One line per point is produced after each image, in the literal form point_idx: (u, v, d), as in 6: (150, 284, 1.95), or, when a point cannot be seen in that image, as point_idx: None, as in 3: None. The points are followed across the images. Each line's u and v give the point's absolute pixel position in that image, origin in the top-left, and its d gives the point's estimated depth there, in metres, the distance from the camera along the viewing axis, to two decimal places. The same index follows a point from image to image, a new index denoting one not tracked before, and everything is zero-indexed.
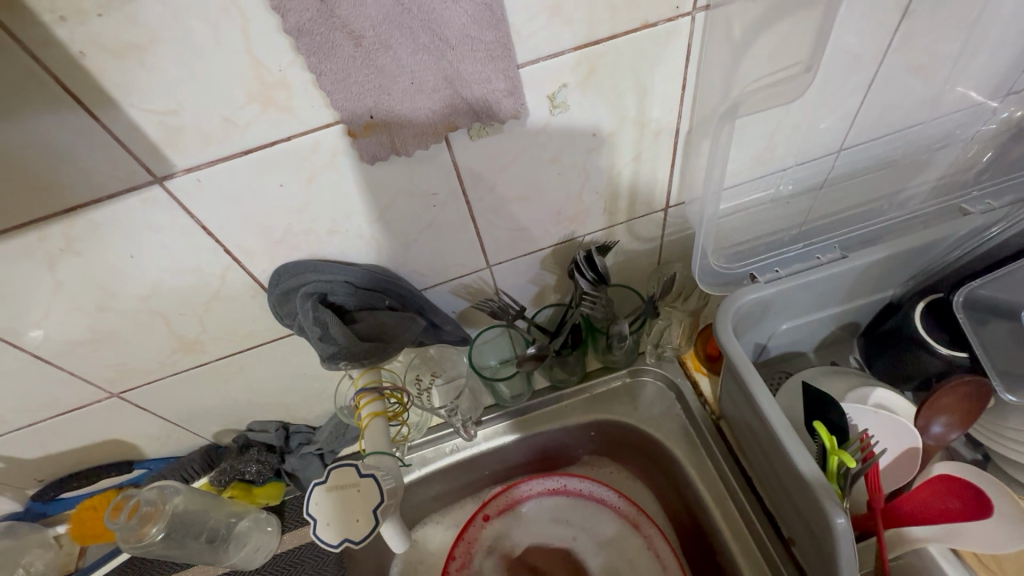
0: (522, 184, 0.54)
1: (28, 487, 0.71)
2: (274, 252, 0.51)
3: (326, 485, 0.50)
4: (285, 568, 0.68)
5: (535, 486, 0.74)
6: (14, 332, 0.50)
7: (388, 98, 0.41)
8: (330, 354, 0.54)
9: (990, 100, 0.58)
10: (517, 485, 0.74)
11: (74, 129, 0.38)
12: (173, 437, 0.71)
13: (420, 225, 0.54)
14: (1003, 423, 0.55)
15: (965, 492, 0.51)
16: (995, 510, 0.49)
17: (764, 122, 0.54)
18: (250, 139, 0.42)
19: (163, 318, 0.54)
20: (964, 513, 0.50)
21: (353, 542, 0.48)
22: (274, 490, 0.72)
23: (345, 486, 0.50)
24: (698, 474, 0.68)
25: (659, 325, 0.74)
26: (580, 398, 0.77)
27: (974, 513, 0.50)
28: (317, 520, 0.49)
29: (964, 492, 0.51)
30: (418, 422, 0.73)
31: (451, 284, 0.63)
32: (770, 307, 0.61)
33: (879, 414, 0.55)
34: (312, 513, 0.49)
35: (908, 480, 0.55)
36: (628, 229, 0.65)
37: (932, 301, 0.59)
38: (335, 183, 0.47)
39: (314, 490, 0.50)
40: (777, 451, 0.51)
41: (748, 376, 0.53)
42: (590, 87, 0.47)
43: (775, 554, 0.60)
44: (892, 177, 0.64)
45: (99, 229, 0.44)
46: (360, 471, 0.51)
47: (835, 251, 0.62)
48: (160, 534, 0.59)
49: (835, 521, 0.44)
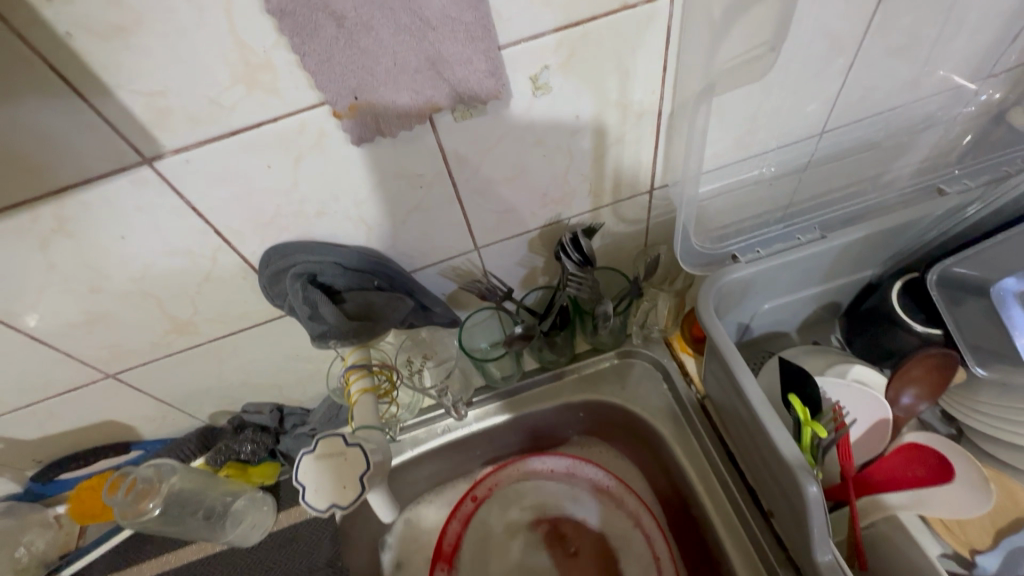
0: (508, 166, 0.55)
1: (27, 468, 0.73)
2: (264, 232, 0.52)
3: (314, 454, 0.52)
4: (285, 542, 0.71)
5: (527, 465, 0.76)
6: (9, 313, 0.51)
7: (372, 79, 0.41)
8: (319, 333, 0.56)
9: (969, 82, 0.59)
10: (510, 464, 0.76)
11: (63, 110, 0.39)
12: (169, 419, 0.73)
13: (408, 206, 0.55)
14: (973, 397, 0.57)
15: (928, 459, 0.54)
16: (957, 475, 0.52)
17: (746, 105, 0.55)
18: (237, 120, 0.43)
19: (155, 299, 0.55)
20: (928, 479, 0.53)
21: (341, 507, 0.50)
22: (268, 470, 0.74)
23: (332, 454, 0.52)
24: (684, 451, 0.70)
25: (645, 306, 0.76)
26: (568, 379, 0.78)
27: (938, 479, 0.52)
28: (306, 487, 0.50)
29: (927, 459, 0.54)
30: (409, 403, 0.75)
31: (440, 266, 0.64)
32: (751, 287, 0.62)
33: (850, 385, 0.57)
34: (301, 480, 0.51)
35: (883, 449, 0.57)
36: (614, 211, 0.66)
37: (909, 280, 0.60)
38: (321, 163, 0.48)
39: (302, 458, 0.51)
40: (756, 424, 0.52)
41: (730, 355, 0.54)
42: (572, 69, 0.48)
43: (756, 528, 0.61)
44: (874, 160, 0.65)
45: (90, 210, 0.45)
46: (345, 440, 0.53)
47: (816, 232, 0.64)
48: (156, 510, 0.62)
49: (807, 490, 0.46)
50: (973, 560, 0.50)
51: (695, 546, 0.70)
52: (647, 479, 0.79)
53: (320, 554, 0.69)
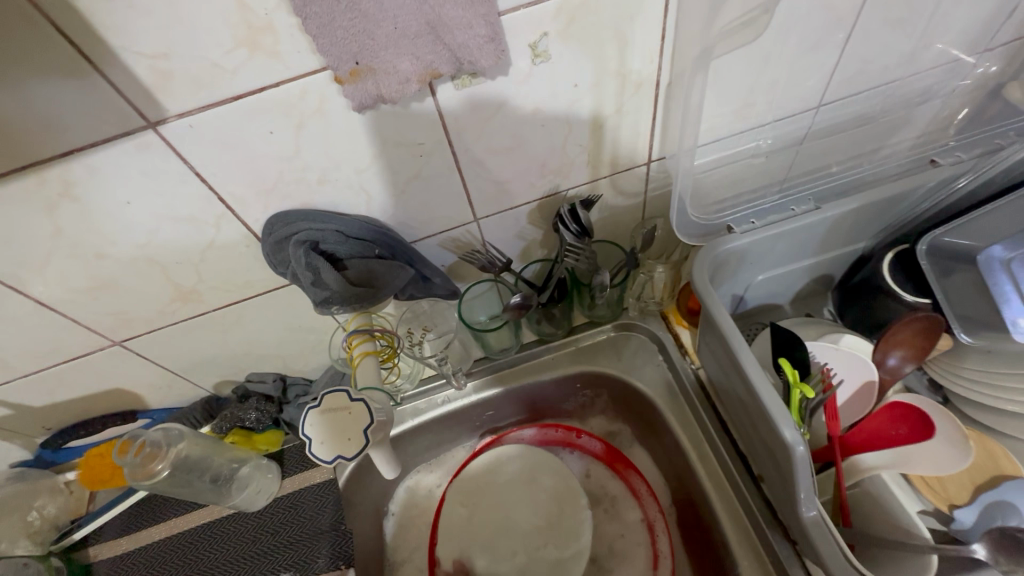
0: (507, 135, 0.56)
1: (37, 435, 0.75)
2: (267, 200, 0.53)
3: (319, 409, 0.54)
4: (286, 508, 0.73)
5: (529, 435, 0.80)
6: (17, 279, 0.52)
7: (372, 44, 0.42)
8: (322, 299, 0.58)
9: (967, 56, 0.59)
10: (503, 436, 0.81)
11: (67, 72, 0.39)
12: (175, 387, 0.74)
13: (408, 175, 0.56)
14: (959, 364, 0.59)
15: (915, 419, 0.55)
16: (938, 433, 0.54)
17: (744, 75, 0.55)
18: (239, 84, 0.43)
19: (160, 266, 0.56)
20: (911, 438, 0.54)
21: (345, 458, 0.52)
22: (273, 437, 0.76)
23: (337, 409, 0.54)
24: (680, 422, 0.72)
25: (641, 279, 0.76)
26: (565, 351, 0.80)
27: (920, 436, 0.54)
28: (312, 439, 0.52)
29: (912, 418, 0.56)
30: (410, 373, 0.76)
31: (439, 237, 0.65)
32: (745, 258, 0.63)
33: (838, 349, 0.58)
34: (306, 433, 0.53)
35: (872, 407, 0.58)
36: (612, 183, 0.67)
37: (900, 252, 0.62)
38: (324, 129, 0.48)
39: (307, 412, 0.54)
40: (745, 387, 0.54)
41: (724, 323, 0.55)
42: (571, 36, 0.48)
43: (745, 491, 0.64)
44: (871, 134, 0.65)
45: (96, 176, 0.46)
46: (350, 396, 0.55)
47: (809, 203, 0.65)
48: (166, 471, 0.63)
49: (794, 449, 0.47)
50: (951, 514, 0.52)
51: (688, 513, 0.72)
52: (648, 457, 0.81)
53: (324, 518, 0.71)
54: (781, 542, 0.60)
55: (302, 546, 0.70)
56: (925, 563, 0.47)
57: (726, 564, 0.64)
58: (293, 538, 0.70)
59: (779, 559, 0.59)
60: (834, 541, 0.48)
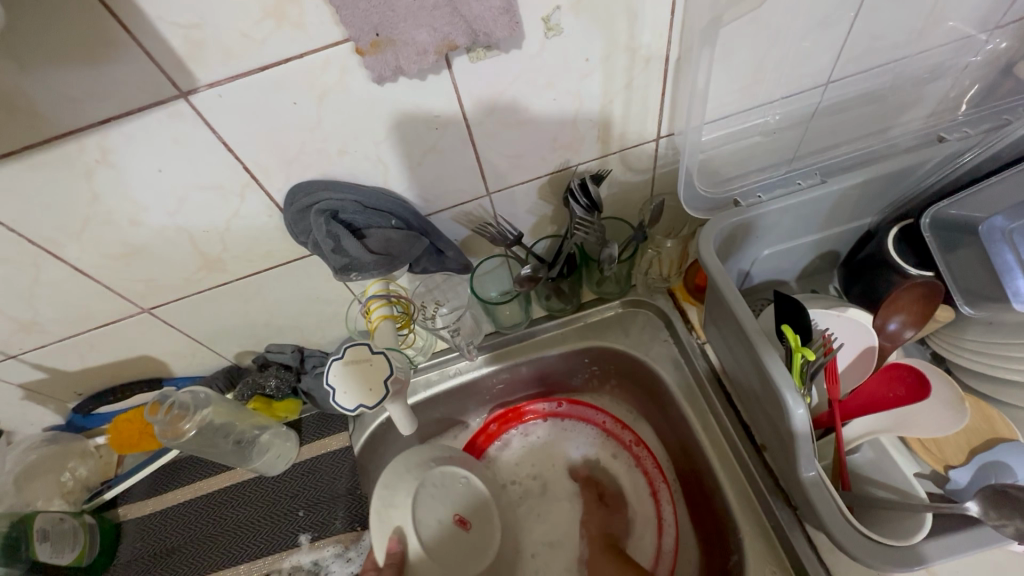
0: (520, 109, 0.57)
1: (69, 400, 0.78)
2: (289, 170, 0.55)
3: (343, 360, 0.59)
4: (304, 474, 0.76)
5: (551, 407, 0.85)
6: (55, 243, 0.55)
7: (392, 15, 0.44)
8: (341, 266, 0.60)
9: (979, 32, 0.60)
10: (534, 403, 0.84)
11: (106, 42, 0.42)
12: (198, 356, 0.77)
13: (424, 148, 0.58)
14: (960, 335, 0.61)
15: (909, 377, 0.56)
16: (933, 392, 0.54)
17: (752, 50, 0.56)
18: (266, 55, 0.45)
19: (188, 235, 0.59)
20: (908, 399, 0.55)
21: (368, 406, 0.58)
22: (292, 406, 0.78)
23: (359, 360, 0.59)
24: (683, 394, 0.74)
25: (649, 255, 0.79)
26: (574, 326, 0.82)
27: (916, 396, 0.55)
28: (335, 388, 0.58)
29: (906, 377, 0.56)
30: (424, 346, 0.79)
31: (453, 211, 0.67)
32: (751, 232, 0.65)
33: (840, 316, 0.59)
34: (330, 383, 0.58)
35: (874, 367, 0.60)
36: (622, 159, 0.68)
37: (905, 225, 0.63)
38: (344, 101, 0.51)
39: (332, 363, 0.59)
40: (750, 355, 0.55)
41: (729, 293, 0.57)
42: (583, 9, 0.50)
43: (749, 460, 0.65)
44: (881, 111, 0.66)
45: (130, 143, 0.49)
46: (371, 350, 0.60)
47: (815, 177, 0.66)
48: (192, 433, 0.66)
49: (795, 413, 0.49)
50: (947, 475, 0.54)
51: (693, 484, 0.74)
52: (654, 432, 0.83)
53: (341, 483, 0.75)
54: (782, 507, 0.61)
55: (321, 508, 0.73)
56: (918, 522, 0.49)
57: (728, 529, 0.66)
58: (313, 500, 0.74)
59: (780, 524, 0.61)
60: (832, 501, 0.49)
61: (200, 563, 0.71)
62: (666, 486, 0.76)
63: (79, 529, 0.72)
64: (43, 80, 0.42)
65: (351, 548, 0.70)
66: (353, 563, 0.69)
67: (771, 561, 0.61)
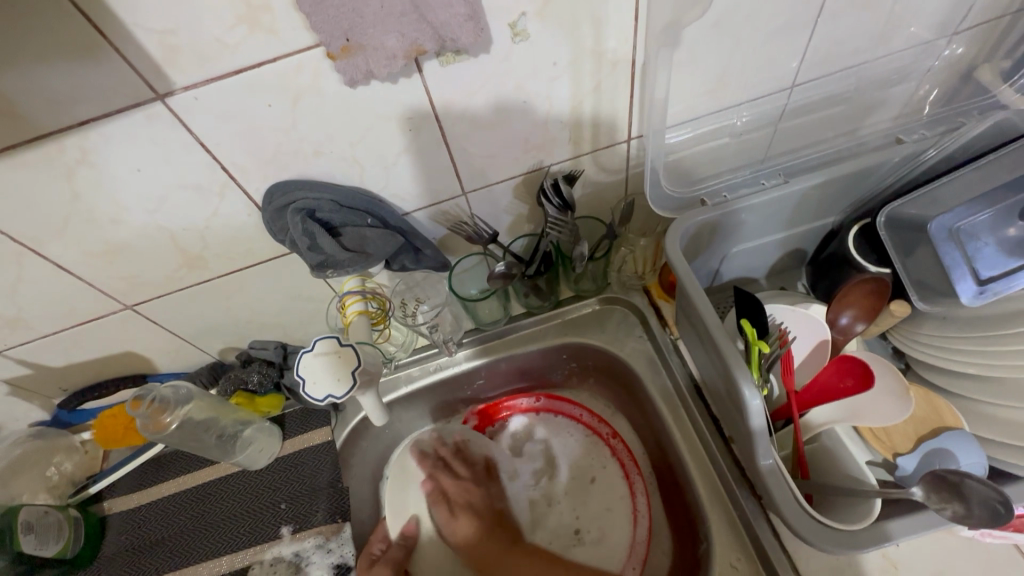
0: (491, 111, 0.59)
1: (55, 396, 0.80)
2: (266, 170, 0.57)
3: (313, 352, 0.61)
4: (287, 467, 0.78)
5: (530, 402, 0.86)
6: (37, 241, 0.57)
7: (361, 21, 0.45)
8: (318, 263, 0.63)
9: (937, 38, 0.62)
10: (514, 398, 0.86)
11: (83, 45, 0.43)
12: (182, 352, 0.79)
13: (398, 150, 0.60)
14: (917, 329, 0.64)
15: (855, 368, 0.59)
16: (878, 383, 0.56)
17: (714, 56, 0.58)
18: (240, 60, 0.47)
19: (169, 233, 0.60)
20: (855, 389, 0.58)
21: (336, 397, 0.60)
22: (275, 401, 0.80)
23: (328, 352, 0.61)
24: (655, 388, 0.76)
25: (623, 253, 0.81)
26: (552, 323, 0.84)
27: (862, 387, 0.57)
28: (305, 379, 0.59)
29: (854, 369, 0.59)
30: (404, 342, 0.81)
31: (430, 210, 0.69)
32: (717, 231, 0.67)
33: (793, 309, 0.61)
34: (301, 374, 0.60)
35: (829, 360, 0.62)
36: (594, 160, 0.70)
37: (865, 226, 0.65)
38: (318, 103, 0.52)
39: (302, 356, 0.61)
40: (712, 348, 0.57)
41: (692, 289, 0.58)
42: (548, 15, 0.52)
43: (717, 451, 0.67)
44: (846, 114, 0.68)
45: (110, 144, 0.50)
46: (339, 342, 0.62)
47: (779, 177, 0.68)
48: (173, 426, 0.68)
49: (750, 403, 0.51)
50: (895, 462, 0.57)
51: (667, 477, 0.76)
52: (632, 426, 0.85)
53: (322, 476, 0.76)
54: (747, 496, 0.63)
55: (302, 501, 0.75)
56: (869, 508, 0.51)
57: (698, 519, 0.68)
58: (294, 493, 0.75)
59: (746, 513, 0.63)
60: (787, 487, 0.51)
61: (181, 555, 0.73)
62: (641, 478, 0.78)
63: (64, 523, 0.74)
64: (23, 83, 0.44)
65: (331, 539, 0.72)
66: (332, 554, 0.71)
67: (737, 549, 0.63)
